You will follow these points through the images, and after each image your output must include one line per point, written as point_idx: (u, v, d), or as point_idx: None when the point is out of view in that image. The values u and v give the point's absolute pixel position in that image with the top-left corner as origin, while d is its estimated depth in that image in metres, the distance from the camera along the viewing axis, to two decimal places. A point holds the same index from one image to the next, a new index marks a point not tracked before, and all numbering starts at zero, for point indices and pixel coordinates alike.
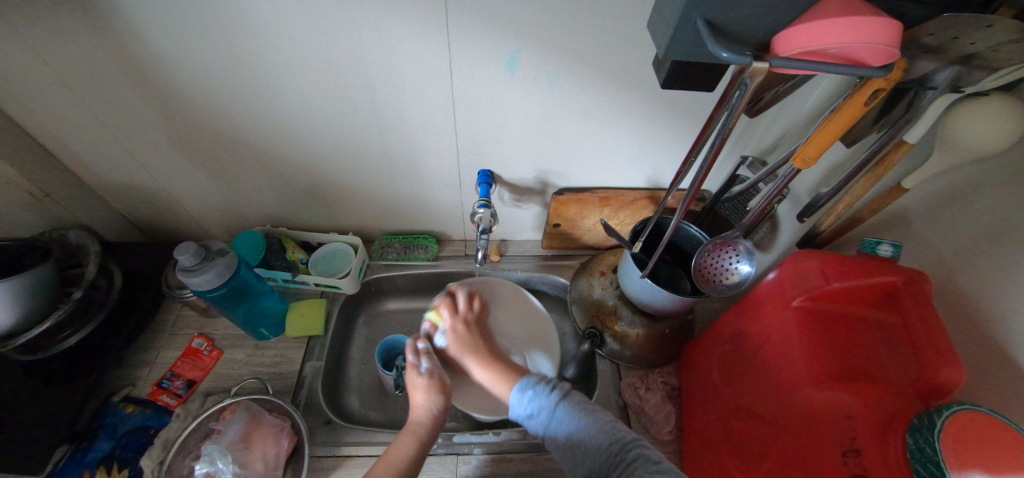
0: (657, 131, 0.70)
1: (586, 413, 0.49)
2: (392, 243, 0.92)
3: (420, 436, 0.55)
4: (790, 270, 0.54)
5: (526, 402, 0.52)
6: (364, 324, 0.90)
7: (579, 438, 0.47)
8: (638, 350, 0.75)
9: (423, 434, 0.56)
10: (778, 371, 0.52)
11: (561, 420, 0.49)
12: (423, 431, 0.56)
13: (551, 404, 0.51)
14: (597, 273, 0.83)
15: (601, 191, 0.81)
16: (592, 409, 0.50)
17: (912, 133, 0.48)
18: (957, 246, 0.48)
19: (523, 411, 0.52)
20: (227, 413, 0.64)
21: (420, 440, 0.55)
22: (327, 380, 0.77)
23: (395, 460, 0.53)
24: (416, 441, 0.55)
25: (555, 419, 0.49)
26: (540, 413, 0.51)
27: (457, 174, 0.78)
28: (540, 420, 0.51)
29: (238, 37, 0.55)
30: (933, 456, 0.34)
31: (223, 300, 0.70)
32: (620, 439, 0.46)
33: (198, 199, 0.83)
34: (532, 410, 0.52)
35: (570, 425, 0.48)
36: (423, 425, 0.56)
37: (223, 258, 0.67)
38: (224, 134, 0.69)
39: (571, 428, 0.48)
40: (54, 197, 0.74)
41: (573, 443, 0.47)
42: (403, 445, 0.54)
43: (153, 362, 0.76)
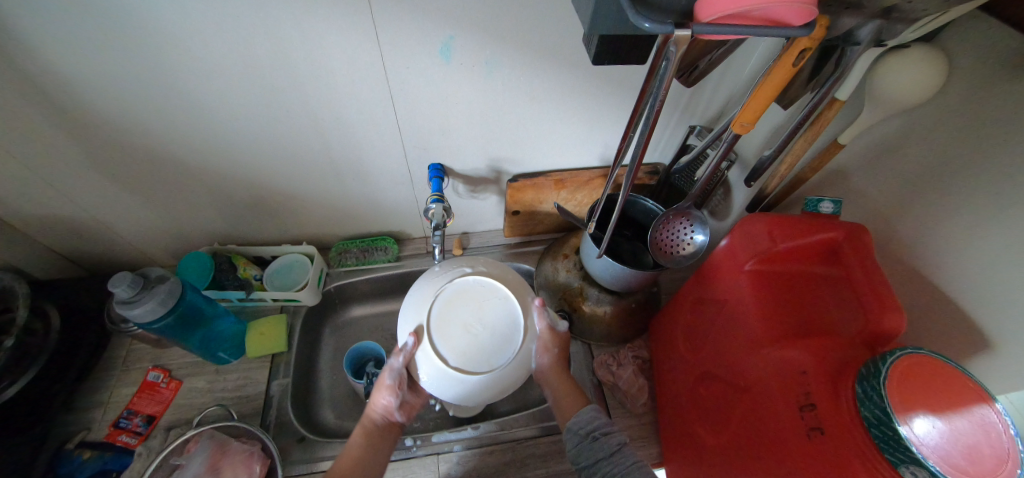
0: (604, 107, 0.69)
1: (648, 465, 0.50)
2: (349, 248, 0.88)
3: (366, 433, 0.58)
4: (741, 234, 0.54)
5: (595, 422, 0.56)
6: (331, 334, 0.88)
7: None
8: (607, 327, 0.76)
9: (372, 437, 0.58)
10: (736, 334, 0.53)
11: (624, 458, 0.51)
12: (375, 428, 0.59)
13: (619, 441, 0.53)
14: (561, 256, 0.82)
15: (556, 174, 0.80)
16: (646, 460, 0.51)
17: (843, 89, 0.49)
18: (890, 196, 0.50)
19: (582, 428, 0.55)
20: (190, 445, 0.61)
21: (367, 437, 0.58)
22: (297, 396, 0.75)
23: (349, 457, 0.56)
24: (363, 434, 0.58)
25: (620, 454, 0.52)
26: (609, 437, 0.54)
27: (407, 170, 0.75)
28: (601, 443, 0.53)
29: (143, 48, 0.50)
30: (879, 403, 0.35)
31: (171, 329, 0.66)
32: None
33: (131, 224, 0.77)
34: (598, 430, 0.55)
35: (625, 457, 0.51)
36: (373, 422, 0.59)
37: (164, 284, 0.63)
38: (146, 152, 0.64)
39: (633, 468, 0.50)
40: None
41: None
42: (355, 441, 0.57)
43: (107, 401, 0.72)
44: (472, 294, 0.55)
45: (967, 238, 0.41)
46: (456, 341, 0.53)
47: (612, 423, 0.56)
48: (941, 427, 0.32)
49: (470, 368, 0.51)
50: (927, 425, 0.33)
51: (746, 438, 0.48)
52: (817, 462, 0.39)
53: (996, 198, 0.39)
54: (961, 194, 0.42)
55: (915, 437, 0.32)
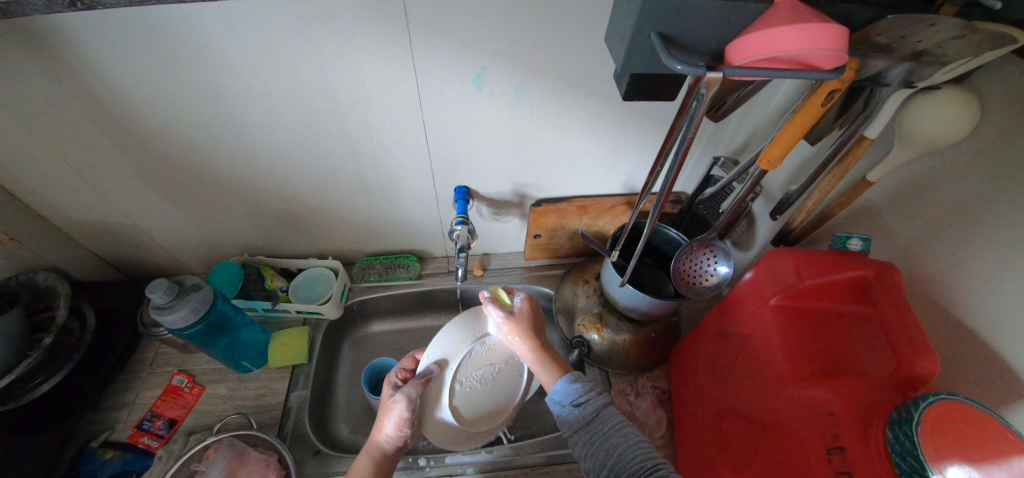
0: (629, 138, 0.71)
1: (628, 424, 0.48)
2: (373, 264, 0.90)
3: (374, 459, 0.55)
4: (767, 268, 0.54)
5: (570, 391, 0.52)
6: (350, 348, 0.89)
7: (620, 448, 0.46)
8: (626, 356, 0.75)
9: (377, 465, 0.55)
10: (762, 369, 0.52)
11: (603, 421, 0.49)
12: (383, 456, 0.56)
13: (595, 405, 0.50)
14: (581, 281, 0.83)
15: (578, 200, 0.81)
16: (626, 429, 0.47)
17: (871, 128, 0.50)
18: (922, 236, 0.49)
19: (561, 403, 0.52)
20: (209, 452, 0.62)
21: (376, 464, 0.55)
22: (314, 408, 0.75)
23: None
24: (372, 463, 0.55)
25: (598, 420, 0.49)
26: (584, 405, 0.50)
27: (434, 191, 0.77)
28: (580, 413, 0.50)
29: (204, 70, 0.54)
30: (912, 450, 0.34)
31: (201, 336, 0.68)
32: (652, 458, 0.44)
33: (171, 232, 0.81)
34: (575, 398, 0.51)
35: (609, 433, 0.47)
36: (380, 451, 0.56)
37: (198, 292, 0.66)
38: (191, 164, 0.68)
39: (614, 430, 0.47)
40: (21, 240, 0.71)
41: (605, 448, 0.46)
42: (358, 467, 0.55)
43: (132, 403, 0.74)
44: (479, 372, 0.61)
45: (1005, 283, 0.40)
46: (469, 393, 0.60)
47: (593, 390, 0.52)
48: None
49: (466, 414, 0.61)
50: (962, 476, 0.31)
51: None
52: None
53: None
54: (995, 238, 0.41)
55: None
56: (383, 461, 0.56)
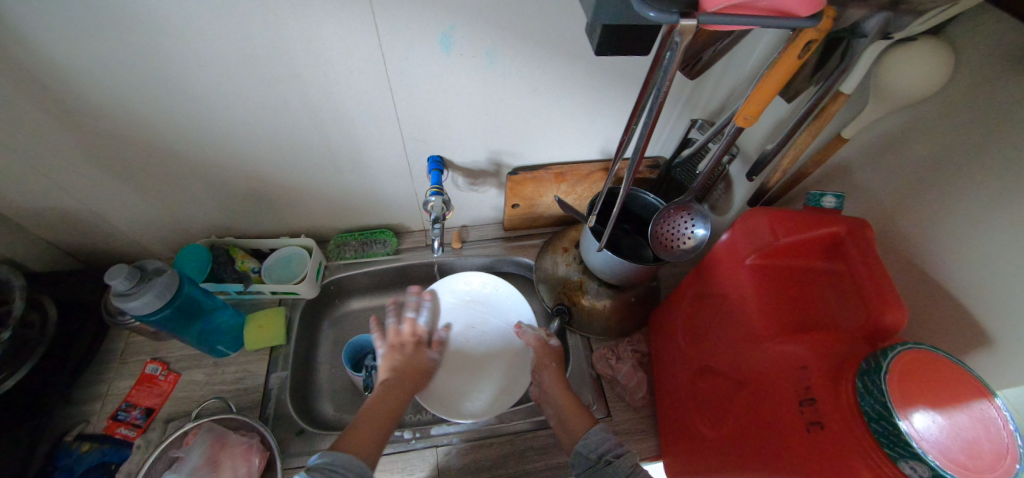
0: (607, 100, 0.68)
1: None
2: (348, 241, 0.88)
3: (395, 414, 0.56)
4: (742, 229, 0.54)
5: (606, 444, 0.54)
6: (330, 328, 0.87)
7: None
8: (606, 321, 0.76)
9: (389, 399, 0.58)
10: (737, 327, 0.52)
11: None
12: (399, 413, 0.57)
13: (631, 462, 0.51)
14: (561, 250, 0.83)
15: (556, 167, 0.79)
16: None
17: (847, 82, 0.48)
18: (894, 191, 0.50)
19: (596, 451, 0.53)
20: (190, 437, 0.61)
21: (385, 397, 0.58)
22: (297, 388, 0.74)
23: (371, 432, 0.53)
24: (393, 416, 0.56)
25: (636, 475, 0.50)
26: (621, 459, 0.52)
27: (406, 162, 0.74)
28: (618, 464, 0.51)
29: (140, 35, 0.48)
30: (879, 399, 0.35)
31: (170, 321, 0.65)
32: None
33: (128, 215, 0.76)
34: (613, 453, 0.52)
35: None
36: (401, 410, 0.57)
37: (161, 277, 0.62)
38: (139, 141, 0.62)
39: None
40: None
41: None
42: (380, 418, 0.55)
43: (105, 394, 0.71)
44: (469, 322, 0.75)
45: (971, 234, 0.41)
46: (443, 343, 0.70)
47: (622, 445, 0.54)
48: (940, 422, 0.33)
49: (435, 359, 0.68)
50: (928, 421, 0.33)
51: (746, 433, 0.48)
52: (815, 458, 0.39)
53: (1001, 194, 0.39)
54: (964, 191, 0.42)
55: (916, 432, 0.32)
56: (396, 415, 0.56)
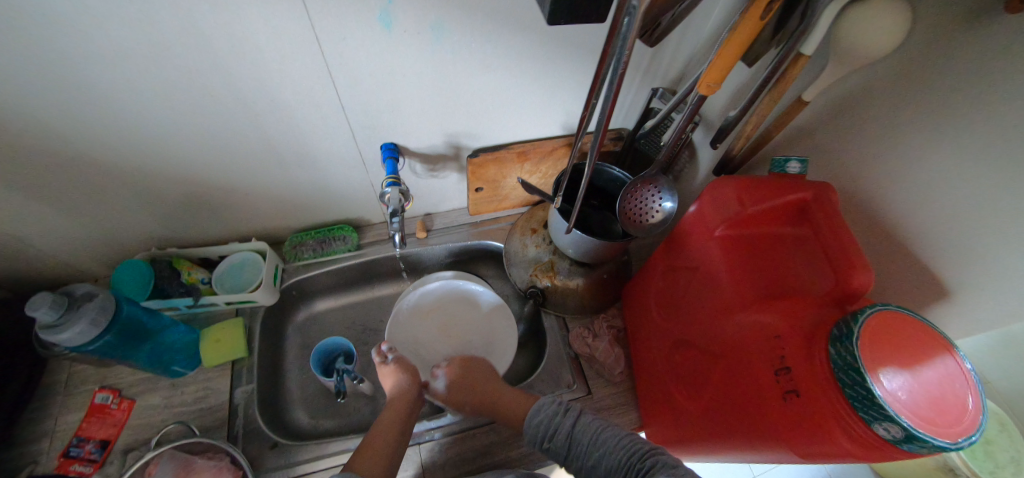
0: (568, 72, 0.64)
1: (606, 429, 0.49)
2: (305, 241, 0.82)
3: (397, 411, 0.60)
4: (711, 199, 0.53)
5: (540, 429, 0.52)
6: (296, 332, 0.83)
7: (606, 452, 0.46)
8: (580, 299, 0.75)
9: (402, 410, 0.60)
10: (710, 300, 0.52)
11: (580, 442, 0.49)
12: (404, 405, 0.61)
13: (566, 428, 0.50)
14: (529, 231, 0.80)
15: (517, 146, 0.75)
16: (607, 428, 0.49)
17: (808, 44, 0.46)
18: (853, 154, 0.49)
19: (536, 438, 0.52)
20: (151, 468, 0.56)
21: (399, 412, 0.60)
22: (265, 399, 0.71)
23: (378, 436, 0.56)
24: (395, 416, 0.59)
25: (574, 442, 0.49)
26: (556, 439, 0.51)
27: (357, 152, 0.68)
28: (556, 446, 0.50)
29: (16, 28, 0.40)
30: (852, 364, 0.35)
31: (111, 347, 0.60)
32: (640, 450, 0.44)
33: (47, 237, 0.68)
34: (550, 435, 0.51)
35: (589, 446, 0.48)
36: (402, 405, 0.61)
37: (92, 302, 0.57)
38: (37, 150, 0.53)
39: (591, 447, 0.48)
40: None
41: (593, 464, 0.47)
42: (383, 422, 0.59)
43: (52, 431, 0.65)
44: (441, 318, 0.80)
45: (932, 193, 0.41)
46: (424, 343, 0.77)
47: (557, 414, 0.52)
48: (910, 382, 0.33)
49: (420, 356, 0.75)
50: (898, 382, 0.34)
51: (726, 404, 0.48)
52: (797, 426, 0.39)
53: (962, 150, 0.38)
54: (923, 149, 0.41)
55: (891, 396, 0.33)
56: (405, 409, 0.60)
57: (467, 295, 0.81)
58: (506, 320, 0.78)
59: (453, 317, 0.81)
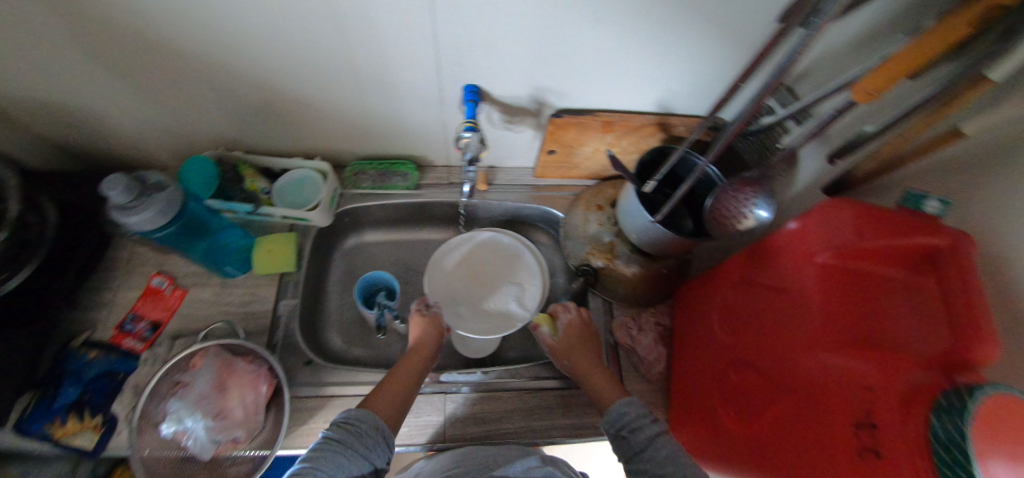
0: (686, 45, 0.57)
1: (683, 457, 0.44)
2: (366, 169, 0.80)
3: (418, 366, 0.60)
4: (819, 222, 0.48)
5: (623, 418, 0.50)
6: (342, 257, 0.84)
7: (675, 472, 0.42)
8: (632, 289, 0.72)
9: (419, 366, 0.60)
10: (792, 331, 0.48)
11: (656, 450, 0.45)
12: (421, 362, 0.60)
13: (651, 433, 0.47)
14: (595, 207, 0.76)
15: (605, 114, 0.69)
16: (683, 456, 0.45)
17: (998, 69, 0.38)
18: (1000, 209, 0.41)
19: (615, 424, 0.50)
20: (197, 360, 0.59)
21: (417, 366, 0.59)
22: (305, 317, 0.72)
23: (393, 382, 0.56)
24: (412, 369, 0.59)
25: (651, 447, 0.46)
26: (637, 434, 0.48)
27: (438, 88, 0.64)
28: (632, 440, 0.48)
29: None
30: (959, 442, 0.30)
31: (175, 237, 0.62)
32: None
33: (126, 117, 0.68)
34: (632, 428, 0.48)
35: (661, 460, 0.44)
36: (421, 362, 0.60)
37: (164, 192, 0.57)
38: (125, 29, 0.52)
39: (663, 461, 0.44)
40: None
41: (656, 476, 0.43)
42: (403, 370, 0.58)
43: (110, 303, 0.69)
44: (481, 272, 0.78)
45: None
46: (462, 296, 0.76)
47: (646, 417, 0.49)
48: None
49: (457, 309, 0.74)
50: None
51: (785, 441, 0.45)
52: None
53: None
54: None
55: None
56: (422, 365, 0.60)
57: (494, 243, 0.79)
58: (535, 268, 0.76)
59: (484, 266, 0.78)
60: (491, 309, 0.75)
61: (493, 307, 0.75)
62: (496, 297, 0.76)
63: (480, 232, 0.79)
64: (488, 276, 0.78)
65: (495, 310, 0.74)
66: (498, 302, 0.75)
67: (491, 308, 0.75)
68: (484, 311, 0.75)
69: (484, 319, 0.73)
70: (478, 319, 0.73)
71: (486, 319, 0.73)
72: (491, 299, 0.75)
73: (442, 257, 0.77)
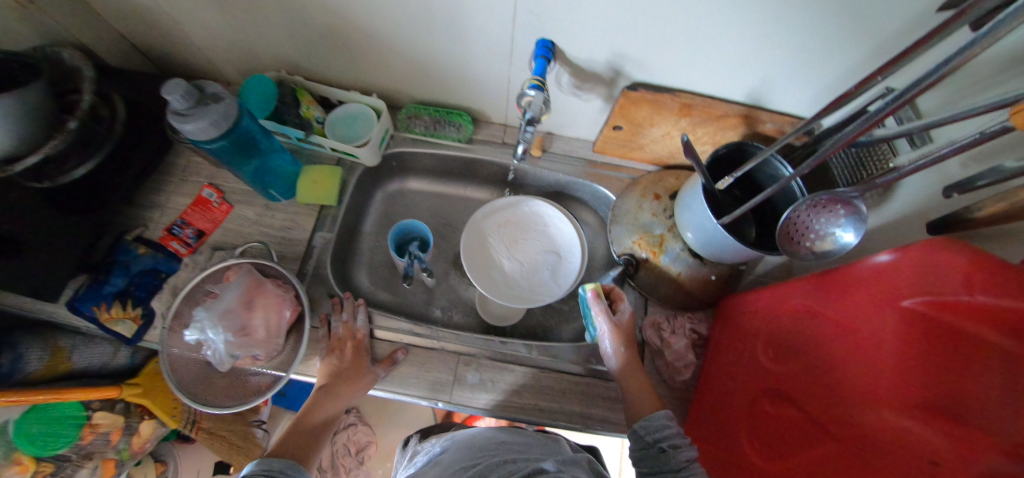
0: (806, 28, 0.48)
1: None
2: (420, 114, 0.77)
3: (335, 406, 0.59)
4: (919, 263, 0.41)
5: (662, 429, 0.48)
6: (382, 200, 0.83)
7: None
8: (673, 289, 0.68)
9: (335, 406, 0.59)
10: (853, 376, 0.42)
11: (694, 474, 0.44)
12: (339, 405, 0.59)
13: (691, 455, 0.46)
14: (651, 195, 0.71)
15: (686, 95, 0.62)
16: None
17: None
18: None
19: (650, 433, 0.48)
20: (229, 274, 0.61)
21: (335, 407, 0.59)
22: (337, 253, 0.73)
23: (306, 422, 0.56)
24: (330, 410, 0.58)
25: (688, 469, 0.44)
26: (677, 451, 0.46)
27: (511, 39, 0.59)
28: (670, 455, 0.46)
29: None
30: None
31: (226, 152, 0.61)
32: None
33: (197, 26, 0.68)
34: (671, 443, 0.47)
35: None
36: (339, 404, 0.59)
37: (220, 104, 0.57)
38: None
39: None
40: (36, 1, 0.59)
41: None
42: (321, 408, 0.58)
43: (164, 206, 0.72)
44: (520, 240, 0.75)
45: None
46: (497, 260, 0.73)
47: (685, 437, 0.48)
48: None
49: (491, 273, 0.72)
50: None
51: None
52: None
53: None
54: None
55: None
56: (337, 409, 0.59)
57: (537, 212, 0.76)
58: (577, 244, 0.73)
59: (523, 235, 0.75)
60: (526, 278, 0.72)
61: (528, 277, 0.72)
62: (533, 267, 0.73)
63: (524, 200, 0.76)
64: (526, 245, 0.75)
65: (530, 280, 0.72)
66: (533, 272, 0.73)
67: (525, 278, 0.72)
68: (518, 280, 0.72)
69: (517, 287, 0.71)
70: (511, 286, 0.71)
71: (519, 288, 0.71)
72: (527, 268, 0.73)
73: (481, 218, 0.75)
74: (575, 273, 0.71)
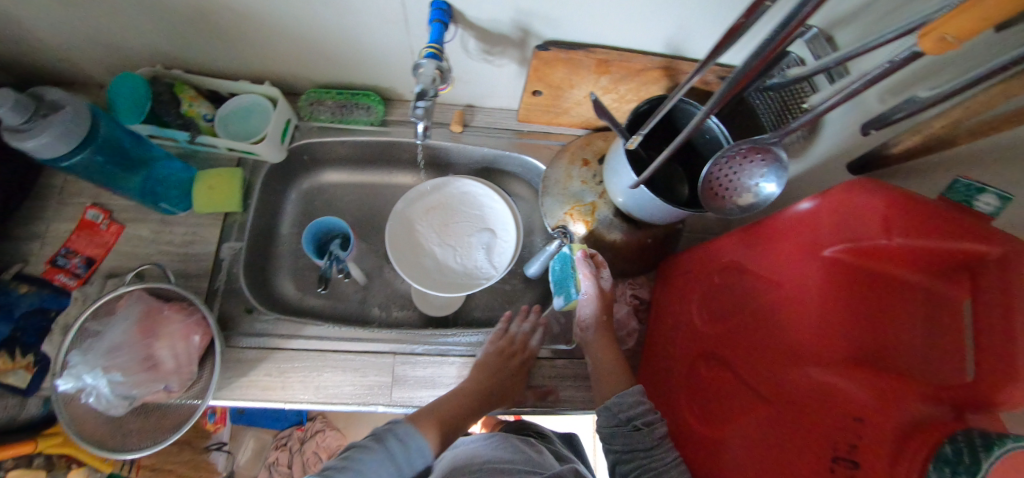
0: None
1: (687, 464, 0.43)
2: (322, 100, 0.70)
3: None
4: (834, 206, 0.37)
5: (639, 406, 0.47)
6: (299, 197, 0.77)
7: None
8: (610, 258, 0.65)
9: None
10: (779, 332, 0.40)
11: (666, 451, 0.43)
12: None
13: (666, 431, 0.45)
14: (580, 161, 0.67)
15: (601, 51, 0.57)
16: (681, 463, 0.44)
17: None
18: None
19: (625, 412, 0.47)
20: (121, 303, 0.55)
21: None
22: (253, 262, 0.67)
23: None
24: None
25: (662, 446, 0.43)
26: (651, 427, 0.45)
27: (400, 4, 0.52)
28: (645, 433, 0.44)
29: None
30: None
31: (93, 164, 0.54)
32: None
33: (32, 23, 0.57)
34: (649, 420, 0.45)
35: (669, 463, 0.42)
36: None
37: (63, 111, 0.48)
38: None
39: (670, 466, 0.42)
40: None
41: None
42: None
43: (43, 235, 0.64)
44: (450, 225, 0.71)
45: None
46: (428, 249, 0.69)
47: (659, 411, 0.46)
48: None
49: (423, 264, 0.68)
50: None
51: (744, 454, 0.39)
52: None
53: None
54: None
55: None
56: None
57: (465, 194, 0.71)
58: (510, 222, 0.69)
59: (454, 218, 0.71)
60: (461, 265, 0.69)
61: (462, 263, 0.69)
62: (466, 252, 0.69)
63: (450, 181, 0.71)
64: (457, 229, 0.71)
65: (465, 267, 0.69)
66: (468, 256, 0.69)
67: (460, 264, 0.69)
68: (451, 268, 0.69)
69: (452, 275, 0.68)
70: (445, 275, 0.68)
71: (454, 276, 0.68)
72: (461, 254, 0.69)
73: (405, 207, 0.69)
74: (509, 253, 0.68)
